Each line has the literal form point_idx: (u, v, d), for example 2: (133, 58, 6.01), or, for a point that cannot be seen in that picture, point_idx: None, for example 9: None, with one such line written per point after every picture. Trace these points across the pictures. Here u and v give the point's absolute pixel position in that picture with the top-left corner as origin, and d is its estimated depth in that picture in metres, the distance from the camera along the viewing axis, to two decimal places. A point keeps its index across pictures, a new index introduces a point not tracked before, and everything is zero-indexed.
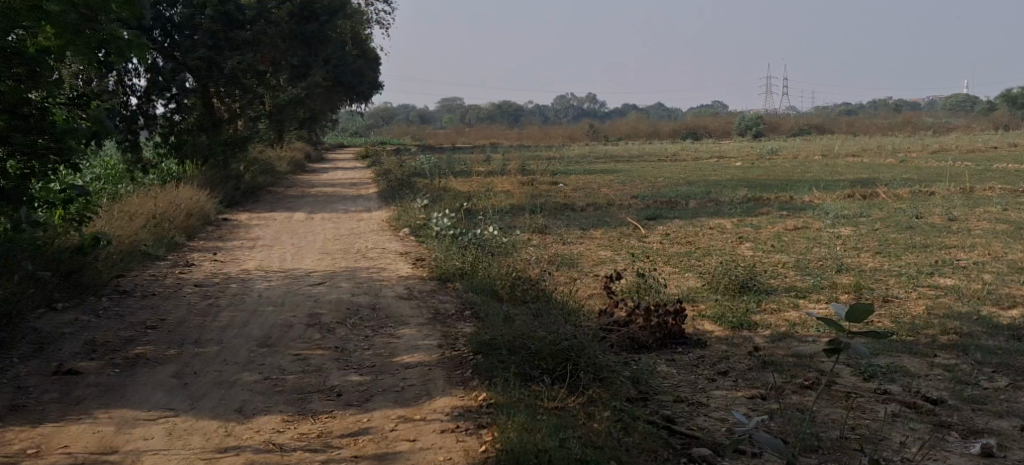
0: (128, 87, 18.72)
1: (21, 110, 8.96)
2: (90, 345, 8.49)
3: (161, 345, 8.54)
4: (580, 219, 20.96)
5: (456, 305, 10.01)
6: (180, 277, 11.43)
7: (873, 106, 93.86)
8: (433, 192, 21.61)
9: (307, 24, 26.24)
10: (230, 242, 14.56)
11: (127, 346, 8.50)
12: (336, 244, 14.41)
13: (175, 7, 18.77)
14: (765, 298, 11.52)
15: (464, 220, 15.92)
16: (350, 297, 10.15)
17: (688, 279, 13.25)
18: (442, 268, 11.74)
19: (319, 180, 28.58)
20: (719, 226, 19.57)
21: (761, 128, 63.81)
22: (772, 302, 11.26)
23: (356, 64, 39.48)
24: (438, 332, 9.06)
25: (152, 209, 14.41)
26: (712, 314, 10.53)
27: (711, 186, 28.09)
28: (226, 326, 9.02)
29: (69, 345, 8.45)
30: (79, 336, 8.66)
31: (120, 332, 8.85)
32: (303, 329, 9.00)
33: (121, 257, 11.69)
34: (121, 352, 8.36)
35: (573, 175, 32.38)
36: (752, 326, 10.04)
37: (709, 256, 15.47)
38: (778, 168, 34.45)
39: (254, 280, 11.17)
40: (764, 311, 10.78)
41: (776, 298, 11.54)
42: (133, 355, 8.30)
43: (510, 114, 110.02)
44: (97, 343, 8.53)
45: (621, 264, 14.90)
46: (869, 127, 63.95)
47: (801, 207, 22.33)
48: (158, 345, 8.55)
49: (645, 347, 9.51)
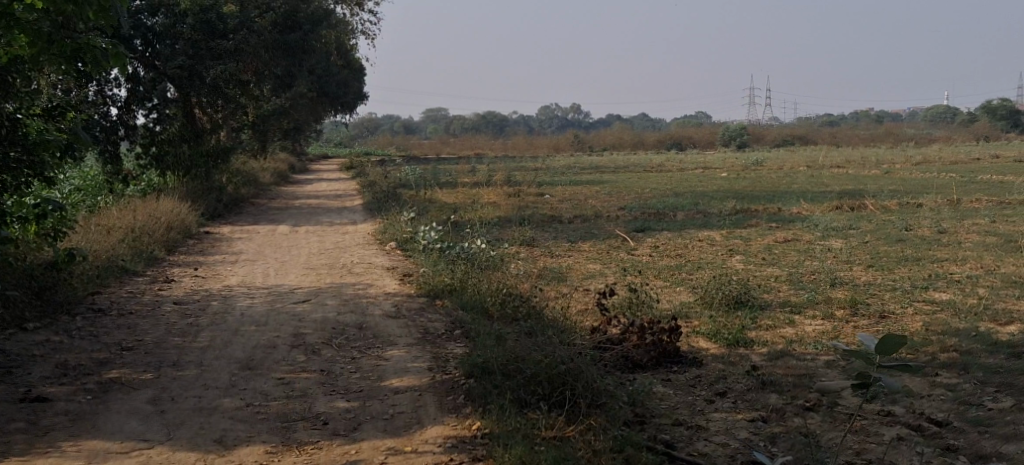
0: (107, 98, 18.37)
1: None
2: (61, 368, 8.18)
3: (137, 368, 8.23)
4: (568, 231, 20.71)
5: (445, 323, 9.73)
6: (159, 293, 11.13)
7: (857, 117, 94.06)
8: (419, 203, 21.32)
9: (291, 33, 25.95)
10: (212, 257, 14.25)
11: (102, 369, 8.19)
12: (321, 258, 14.11)
13: (156, 16, 18.58)
14: (761, 314, 11.26)
15: (451, 233, 15.64)
16: (336, 316, 9.86)
17: (679, 293, 13.00)
18: (430, 284, 11.45)
19: (303, 191, 28.25)
20: (708, 239, 19.33)
21: (745, 139, 63.70)
22: (768, 318, 10.99)
23: (341, 74, 39.17)
24: (427, 353, 8.78)
25: (131, 223, 14.10)
26: (707, 331, 10.27)
27: (698, 197, 27.87)
28: (206, 347, 8.72)
29: (39, 368, 8.13)
30: (51, 359, 8.34)
31: (93, 353, 8.53)
32: (287, 351, 8.70)
33: (97, 273, 11.38)
34: (95, 375, 8.05)
35: (559, 186, 32.15)
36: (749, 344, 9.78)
37: (700, 269, 15.23)
38: (765, 178, 34.30)
39: (236, 297, 10.87)
40: (760, 327, 10.51)
41: (771, 313, 11.28)
42: (107, 379, 7.99)
43: (494, 124, 109.79)
44: (69, 366, 8.22)
45: (611, 278, 14.65)
46: (853, 137, 63.95)
47: (790, 219, 22.14)
48: (134, 367, 8.24)
49: (639, 366, 9.23)
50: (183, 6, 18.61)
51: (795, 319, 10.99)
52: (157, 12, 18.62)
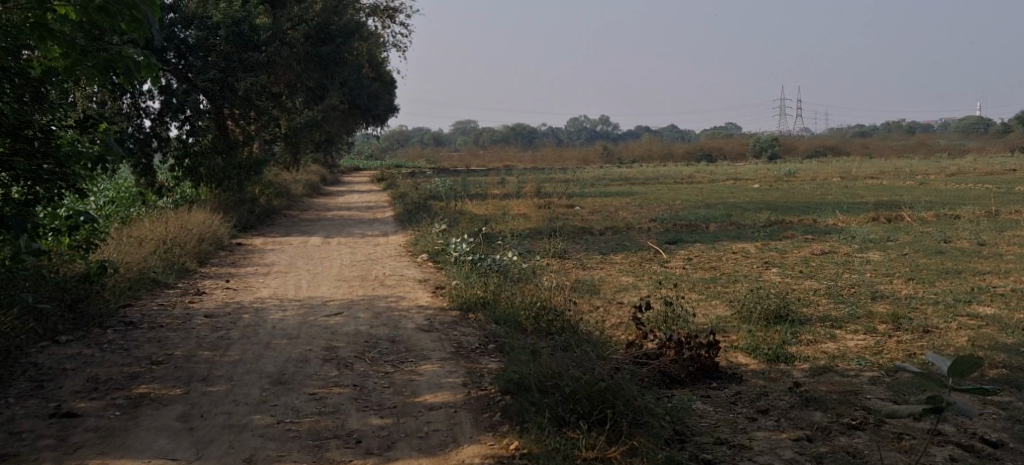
0: (139, 110, 18.43)
1: (24, 134, 9.01)
2: (91, 382, 8.08)
3: (167, 382, 8.11)
4: (599, 243, 20.52)
5: (479, 337, 9.56)
6: (190, 306, 11.03)
7: (888, 128, 93.26)
8: (450, 215, 21.21)
9: (324, 45, 25.96)
10: (243, 269, 14.16)
11: (132, 383, 8.08)
12: (353, 270, 13.99)
13: (189, 29, 18.73)
14: (801, 328, 11.01)
15: (483, 245, 15.50)
16: (369, 329, 9.72)
17: (716, 307, 12.78)
18: (463, 296, 11.29)
19: (334, 203, 28.19)
20: (742, 251, 19.09)
21: (776, 150, 63.23)
22: (808, 333, 10.74)
23: (372, 86, 39.21)
24: (462, 368, 8.61)
25: (164, 235, 14.04)
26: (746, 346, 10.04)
27: (731, 208, 27.60)
28: (237, 361, 8.60)
29: (69, 382, 8.05)
30: (81, 373, 8.25)
31: (123, 367, 8.42)
32: (319, 365, 8.57)
33: (129, 285, 11.31)
34: (124, 390, 7.94)
35: (590, 197, 31.94)
36: (790, 359, 9.55)
37: (736, 281, 14.99)
38: (798, 190, 33.97)
39: (268, 309, 10.76)
40: (801, 342, 10.27)
41: (811, 328, 11.03)
42: (137, 394, 7.88)
43: (523, 136, 109.71)
44: (99, 381, 8.12)
45: (645, 291, 14.44)
46: (886, 148, 63.37)
47: (825, 231, 21.84)
48: (164, 382, 8.13)
49: (677, 382, 9.01)
50: (216, 19, 18.80)
51: (837, 334, 10.73)
52: (190, 26, 18.79)
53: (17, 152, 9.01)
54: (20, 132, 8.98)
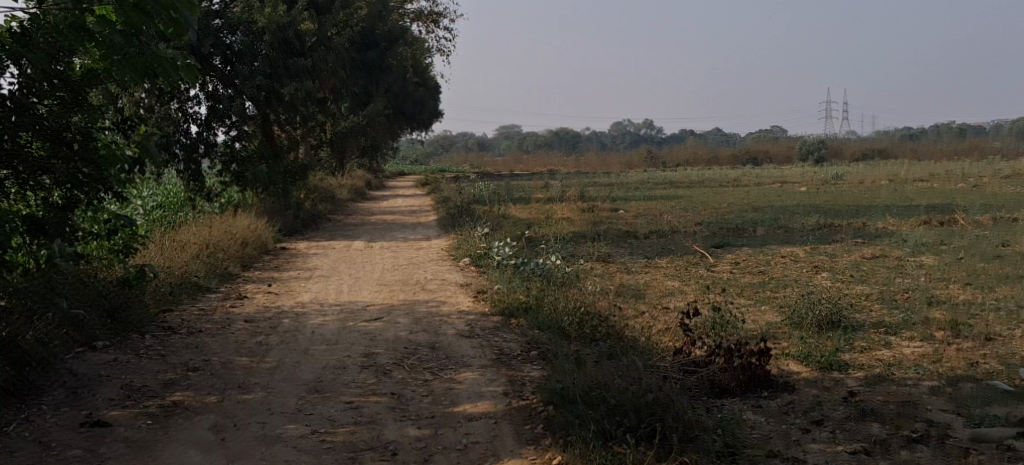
0: (184, 115, 18.32)
1: (63, 137, 8.77)
2: (126, 389, 7.94)
3: (201, 390, 7.95)
4: (644, 246, 20.22)
5: (521, 343, 9.31)
6: (231, 310, 10.87)
7: (939, 130, 91.79)
8: (493, 219, 21.00)
9: (368, 49, 25.85)
10: (286, 273, 14.02)
11: (166, 391, 7.93)
12: (394, 275, 13.79)
13: (235, 35, 18.42)
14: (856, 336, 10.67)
15: (526, 250, 15.24)
16: (409, 335, 9.50)
17: (766, 313, 12.46)
18: (505, 301, 11.06)
19: (379, 208, 28.09)
20: (791, 255, 18.69)
21: (824, 153, 62.37)
22: (861, 340, 10.40)
23: (417, 91, 39.11)
24: (503, 376, 8.37)
25: (206, 238, 13.91)
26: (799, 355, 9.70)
27: (779, 212, 27.13)
28: (274, 368, 8.42)
29: (103, 390, 7.91)
30: (116, 380, 8.11)
31: (159, 374, 8.28)
32: (357, 372, 8.36)
33: (169, 290, 11.17)
34: (158, 398, 7.79)
35: (634, 201, 31.59)
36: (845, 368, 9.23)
37: (786, 287, 14.63)
38: (847, 193, 33.42)
39: (308, 314, 10.58)
40: (857, 349, 9.95)
41: (866, 334, 10.69)
42: (170, 402, 7.72)
43: (567, 140, 109.33)
44: (135, 387, 7.98)
45: (691, 296, 14.12)
46: (936, 150, 62.34)
47: (877, 234, 21.38)
48: (199, 390, 7.97)
49: (727, 391, 8.74)
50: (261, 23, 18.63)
51: (894, 341, 10.37)
52: (236, 31, 18.50)
53: (53, 156, 8.75)
54: (58, 134, 8.72)
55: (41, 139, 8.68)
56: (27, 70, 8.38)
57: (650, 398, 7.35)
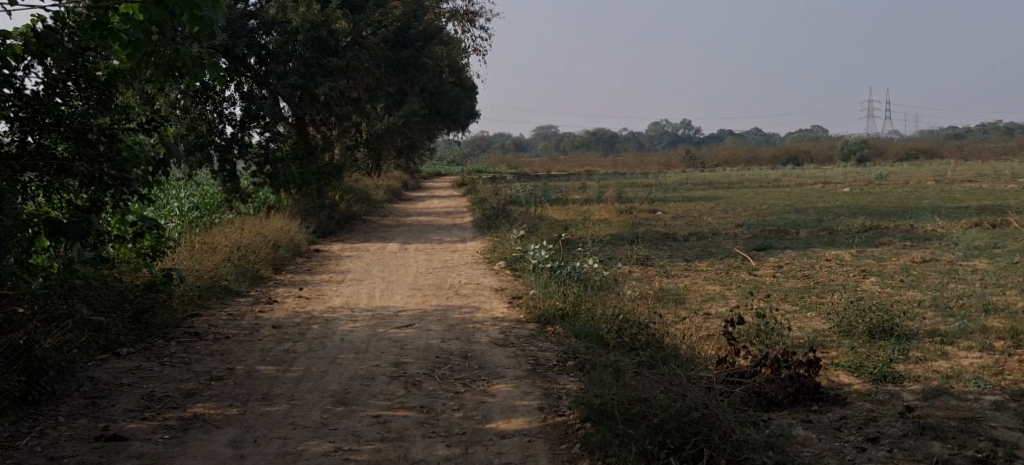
0: (219, 116, 18.10)
1: (88, 139, 8.30)
2: (146, 400, 7.69)
3: (224, 401, 7.68)
4: (684, 249, 19.81)
5: (557, 353, 8.96)
6: (260, 315, 10.56)
7: (985, 129, 90.26)
8: (531, 220, 20.75)
9: (402, 50, 25.63)
10: (318, 276, 13.74)
11: (187, 401, 7.67)
12: (428, 278, 13.51)
13: (270, 34, 18.33)
14: (903, 358, 10.17)
15: (563, 252, 14.93)
16: (441, 343, 9.18)
17: (814, 321, 12.35)
18: (541, 308, 10.70)
19: (414, 209, 27.80)
20: (837, 257, 18.26)
21: (866, 153, 61.46)
22: (907, 366, 9.96)
23: (453, 92, 38.80)
24: (538, 389, 8.02)
25: (237, 241, 13.64)
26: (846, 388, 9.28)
27: (823, 213, 26.61)
28: (300, 378, 8.13)
29: (123, 399, 7.67)
30: (136, 389, 7.86)
31: (181, 383, 8.01)
32: (385, 383, 8.06)
33: (198, 294, 10.88)
34: (178, 409, 7.52)
35: (673, 202, 31.16)
36: (894, 402, 8.80)
37: (833, 293, 14.37)
38: (891, 193, 32.77)
39: (338, 320, 10.29)
40: (917, 370, 9.83)
41: (912, 359, 10.17)
42: (190, 414, 7.45)
43: (605, 139, 108.64)
44: (156, 397, 7.73)
45: (733, 301, 13.77)
46: (982, 151, 61.26)
47: (926, 237, 20.84)
48: (221, 400, 7.69)
49: (774, 403, 8.72)
50: (295, 23, 18.26)
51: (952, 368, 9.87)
52: (271, 31, 18.31)
53: (77, 158, 8.24)
54: (82, 135, 8.27)
55: (66, 140, 8.27)
56: (52, 70, 8.17)
57: (695, 416, 7.01)
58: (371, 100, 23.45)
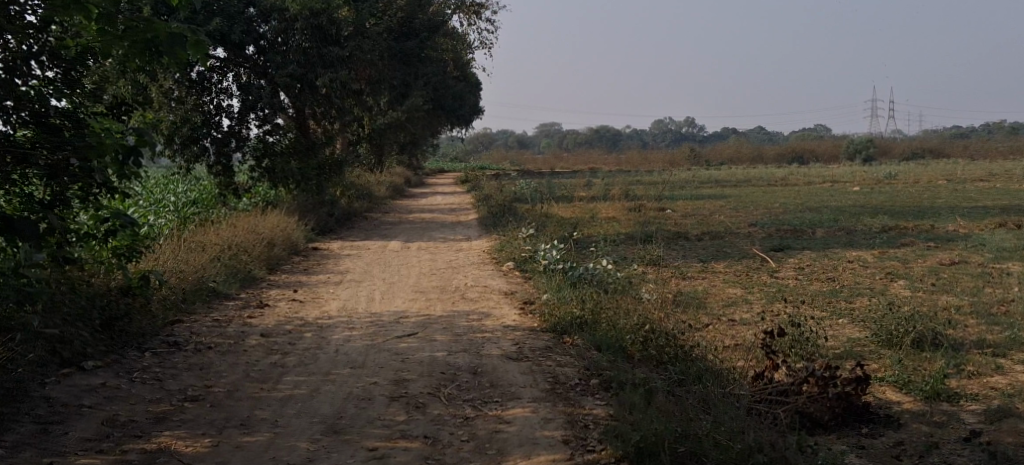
0: (216, 109, 17.35)
1: (50, 123, 7.38)
2: (106, 426, 6.74)
3: (196, 429, 6.73)
4: (698, 249, 18.83)
5: (577, 369, 8.01)
6: (248, 322, 9.56)
7: (989, 129, 89.33)
8: (539, 218, 19.89)
9: (406, 42, 24.65)
10: (314, 277, 12.77)
11: (153, 431, 6.70)
12: (433, 280, 12.59)
13: (268, 22, 17.21)
14: (955, 373, 9.49)
15: (576, 252, 14.05)
16: (447, 356, 8.23)
17: (847, 329, 11.46)
18: (556, 316, 9.72)
19: (417, 206, 26.84)
20: (859, 258, 17.41)
21: (871, 152, 60.63)
22: (960, 382, 9.32)
23: (458, 86, 37.81)
24: (561, 416, 7.08)
25: (229, 238, 12.67)
26: (895, 408, 8.39)
27: (836, 212, 25.73)
28: (287, 400, 7.17)
29: (78, 427, 6.70)
30: (96, 414, 6.91)
31: (151, 406, 7.08)
32: (384, 406, 7.12)
33: (181, 299, 9.86)
34: (143, 440, 6.57)
35: (682, 200, 30.32)
36: (955, 425, 8.00)
37: (862, 297, 13.47)
38: (903, 193, 31.91)
39: (334, 327, 9.35)
40: (973, 386, 9.18)
41: (966, 374, 9.51)
42: (155, 446, 6.50)
43: (607, 137, 107.51)
44: (117, 423, 6.79)
45: (757, 306, 12.87)
46: (990, 150, 60.26)
47: (949, 238, 19.91)
48: (194, 429, 6.74)
49: (820, 426, 7.87)
50: (294, 10, 17.08)
51: (1009, 385, 9.18)
52: (270, 19, 17.24)
53: (36, 146, 7.27)
54: (43, 120, 7.34)
55: (26, 126, 7.31)
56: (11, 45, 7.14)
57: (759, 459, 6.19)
58: (373, 92, 22.52)
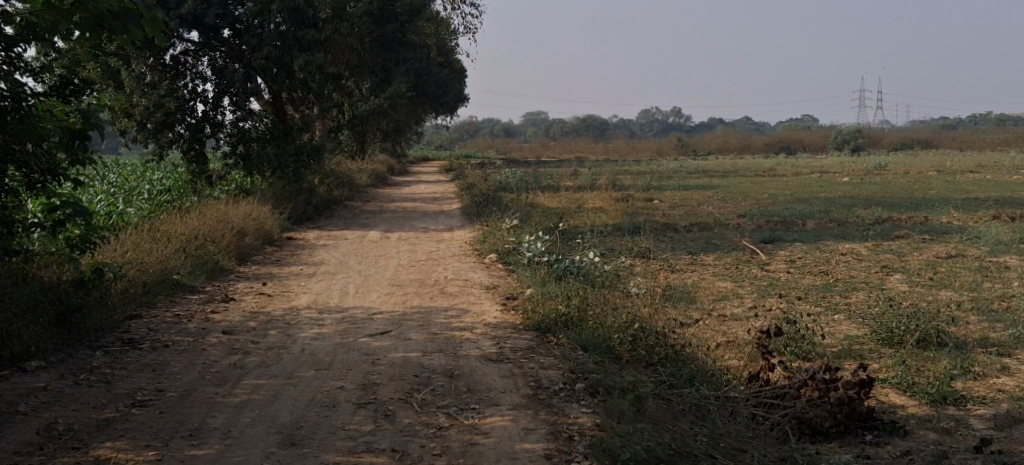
0: (192, 94, 16.71)
1: None
2: (41, 435, 6.20)
3: (139, 439, 6.19)
4: (686, 241, 18.29)
5: (562, 372, 7.46)
6: (211, 317, 8.98)
7: (976, 120, 89.23)
8: (523, 207, 19.35)
9: (388, 26, 24.03)
10: (287, 268, 12.20)
11: (92, 442, 6.15)
12: (411, 272, 12.03)
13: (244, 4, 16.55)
14: (960, 374, 8.99)
15: (561, 243, 13.50)
16: (421, 357, 7.68)
17: (844, 327, 10.94)
18: (539, 313, 9.15)
19: (399, 195, 26.24)
20: (852, 251, 16.92)
21: (860, 143, 60.28)
22: (966, 385, 8.83)
23: (442, 73, 37.13)
24: (542, 426, 6.55)
25: (196, 228, 12.07)
26: (899, 413, 7.89)
27: (827, 203, 25.25)
28: (242, 407, 6.65)
29: (10, 436, 6.16)
30: (31, 421, 6.36)
31: (94, 412, 6.53)
32: (349, 414, 6.59)
33: (142, 292, 9.30)
34: (80, 452, 6.03)
35: (669, 190, 29.80)
36: (963, 431, 7.53)
37: (856, 293, 12.97)
38: (894, 184, 31.47)
39: (302, 323, 8.79)
40: (980, 388, 8.69)
41: (972, 375, 9.02)
42: (93, 459, 5.96)
43: (594, 127, 106.85)
44: (54, 433, 6.22)
45: (748, 301, 12.36)
46: (978, 141, 59.94)
47: (944, 230, 19.43)
48: (137, 439, 6.21)
49: (821, 433, 7.31)
50: None
51: (1018, 387, 8.70)
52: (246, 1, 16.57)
53: None
54: None
55: None
56: None
57: None
58: (353, 76, 21.90)
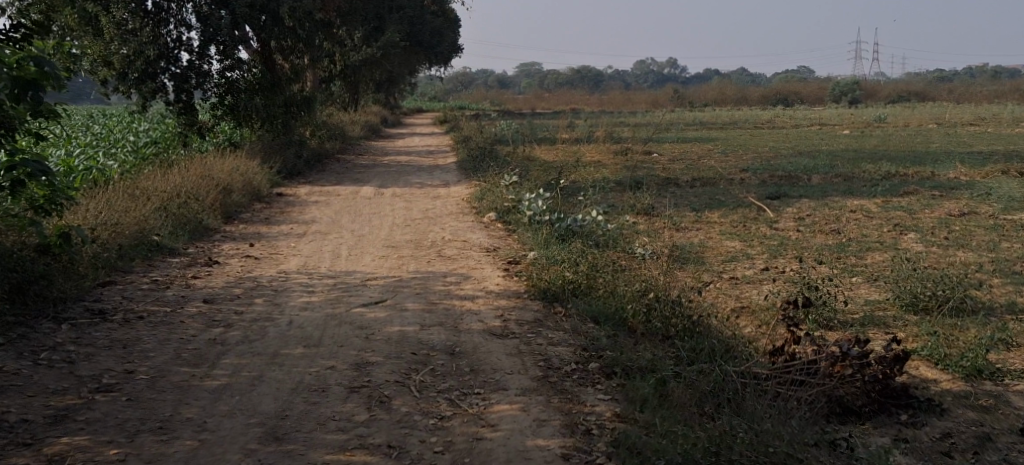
0: (176, 42, 15.74)
1: None
2: None
3: (102, 434, 5.67)
4: (689, 196, 17.64)
5: (572, 349, 6.99)
6: (192, 284, 8.37)
7: (972, 72, 88.31)
8: (521, 162, 18.68)
9: None
10: (276, 227, 11.58)
11: (49, 437, 5.62)
12: (405, 233, 11.41)
13: None
14: (994, 344, 8.40)
15: (562, 200, 12.87)
16: (418, 331, 7.13)
17: (863, 290, 10.35)
18: (545, 278, 8.54)
19: (392, 147, 25.53)
20: (861, 207, 16.30)
21: (858, 95, 59.46)
22: (1001, 356, 8.24)
23: (436, 20, 36.17)
24: (555, 417, 6.09)
25: (178, 185, 11.42)
26: (933, 390, 7.32)
27: (829, 157, 24.58)
28: (222, 394, 6.13)
29: None
30: None
31: (54, 399, 5.98)
32: (342, 402, 6.10)
33: (116, 257, 8.69)
34: (37, 449, 5.52)
35: (668, 143, 29.07)
36: (1005, 409, 6.95)
37: (872, 253, 12.35)
38: (897, 137, 30.79)
39: (290, 290, 8.21)
40: (1015, 361, 8.10)
41: (1006, 345, 8.43)
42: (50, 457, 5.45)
43: (589, 77, 105.64)
44: (5, 426, 5.68)
45: (759, 262, 11.75)
46: (977, 93, 59.17)
47: (953, 187, 18.77)
48: (99, 434, 5.68)
49: (852, 412, 6.81)
50: None
51: None
52: None
53: None
54: None
55: None
56: None
57: None
58: (345, 24, 21.11)
